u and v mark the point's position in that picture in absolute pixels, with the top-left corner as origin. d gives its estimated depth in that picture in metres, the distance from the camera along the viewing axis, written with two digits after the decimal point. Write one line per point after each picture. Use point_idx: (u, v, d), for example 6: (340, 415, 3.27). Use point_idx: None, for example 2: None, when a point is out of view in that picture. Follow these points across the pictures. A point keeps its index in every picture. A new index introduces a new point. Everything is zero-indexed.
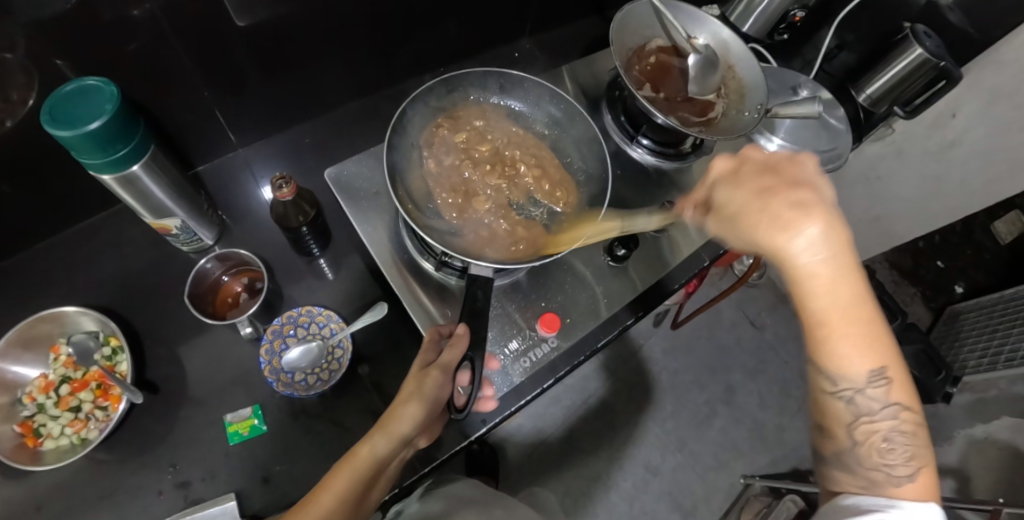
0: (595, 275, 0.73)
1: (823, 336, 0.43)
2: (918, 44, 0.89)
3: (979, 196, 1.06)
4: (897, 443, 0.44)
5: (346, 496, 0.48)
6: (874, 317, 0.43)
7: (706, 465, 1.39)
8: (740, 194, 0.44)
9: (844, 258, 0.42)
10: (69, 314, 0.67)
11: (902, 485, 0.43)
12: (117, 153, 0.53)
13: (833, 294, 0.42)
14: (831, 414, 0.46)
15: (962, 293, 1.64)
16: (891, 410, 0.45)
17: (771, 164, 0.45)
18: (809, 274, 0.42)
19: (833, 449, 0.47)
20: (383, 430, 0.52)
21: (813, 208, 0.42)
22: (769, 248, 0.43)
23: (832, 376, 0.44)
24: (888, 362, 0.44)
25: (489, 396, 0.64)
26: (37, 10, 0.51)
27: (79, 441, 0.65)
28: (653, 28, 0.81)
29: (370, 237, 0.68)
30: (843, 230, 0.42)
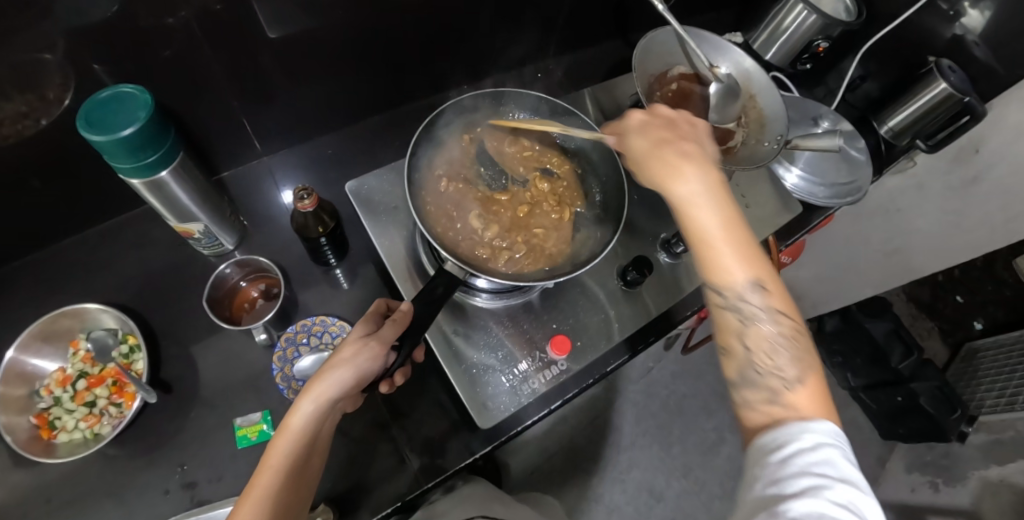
0: (608, 298, 0.74)
1: (706, 255, 0.48)
2: (943, 79, 0.89)
3: (1000, 233, 1.03)
4: (782, 348, 0.47)
5: (285, 467, 0.49)
6: (750, 239, 0.49)
7: (711, 492, 1.37)
8: (641, 141, 0.53)
9: (714, 189, 0.49)
10: (90, 310, 0.69)
11: (794, 386, 0.45)
12: (147, 159, 0.55)
13: (709, 210, 0.48)
14: (725, 329, 0.48)
15: (981, 329, 1.61)
16: (771, 319, 0.47)
17: (670, 123, 0.55)
18: (690, 200, 0.49)
19: (734, 368, 0.48)
20: (317, 402, 0.51)
21: (691, 156, 0.51)
22: (662, 187, 0.50)
23: (714, 291, 0.48)
24: (764, 273, 0.48)
25: (395, 383, 0.59)
26: (79, 17, 0.53)
27: (92, 436, 0.66)
28: (676, 55, 0.82)
29: (387, 251, 0.69)
30: (710, 171, 0.51)
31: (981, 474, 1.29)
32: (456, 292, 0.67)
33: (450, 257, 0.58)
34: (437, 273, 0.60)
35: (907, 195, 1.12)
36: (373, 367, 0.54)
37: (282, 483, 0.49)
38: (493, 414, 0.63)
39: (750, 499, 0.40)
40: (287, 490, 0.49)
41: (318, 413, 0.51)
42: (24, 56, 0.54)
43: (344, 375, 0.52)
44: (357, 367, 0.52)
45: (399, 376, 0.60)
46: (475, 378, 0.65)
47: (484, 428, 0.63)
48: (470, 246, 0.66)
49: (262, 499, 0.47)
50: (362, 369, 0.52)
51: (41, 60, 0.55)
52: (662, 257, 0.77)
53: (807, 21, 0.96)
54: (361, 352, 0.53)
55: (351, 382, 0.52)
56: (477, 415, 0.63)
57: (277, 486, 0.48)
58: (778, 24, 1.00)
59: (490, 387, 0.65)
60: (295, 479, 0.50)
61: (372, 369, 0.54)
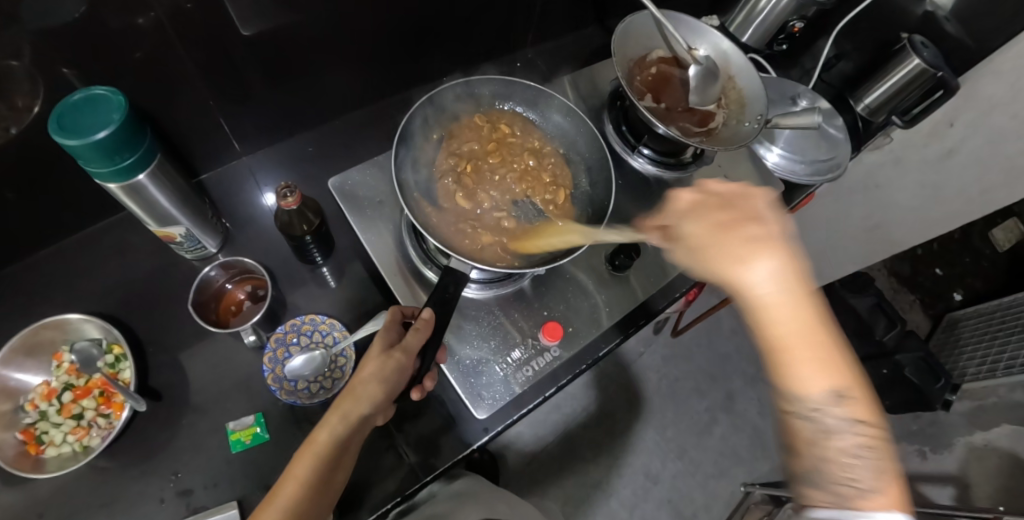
0: (596, 284, 0.74)
1: (781, 363, 0.41)
2: (915, 55, 0.90)
3: (977, 204, 1.08)
4: (863, 458, 0.40)
5: (311, 478, 0.51)
6: (833, 343, 0.42)
7: (707, 472, 1.39)
8: (699, 228, 0.45)
9: (788, 286, 0.42)
10: (73, 321, 0.67)
11: (870, 499, 0.39)
12: (124, 162, 0.54)
13: (784, 315, 0.41)
14: (795, 435, 0.42)
15: (960, 300, 1.65)
16: (856, 427, 0.40)
17: (727, 201, 0.46)
18: (762, 297, 0.42)
19: (801, 472, 0.42)
20: (346, 416, 0.53)
21: (759, 241, 0.43)
22: (726, 281, 0.43)
23: (786, 397, 0.41)
24: (848, 379, 0.41)
25: (425, 388, 0.60)
26: (42, 20, 0.52)
27: (82, 449, 0.65)
28: (655, 39, 0.82)
29: (373, 246, 0.68)
30: (783, 261, 0.42)
31: (967, 440, 1.30)
32: None
33: (452, 252, 0.56)
34: (444, 272, 0.57)
35: (885, 170, 1.14)
36: (399, 381, 0.55)
37: (308, 494, 0.51)
38: (488, 404, 0.64)
39: None
40: (313, 502, 0.51)
41: (347, 429, 0.53)
42: None
43: (372, 391, 0.53)
44: (384, 381, 0.53)
45: (427, 381, 0.61)
46: (469, 369, 0.65)
47: (479, 419, 0.64)
48: (467, 237, 0.65)
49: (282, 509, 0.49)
50: (389, 383, 0.53)
51: (9, 67, 0.53)
52: (648, 240, 0.78)
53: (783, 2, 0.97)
54: (386, 366, 0.53)
55: (379, 397, 0.53)
56: (474, 406, 0.63)
57: (301, 497, 0.50)
58: (754, 5, 1.01)
59: (484, 377, 0.65)
60: (321, 490, 0.52)
61: (398, 383, 0.55)
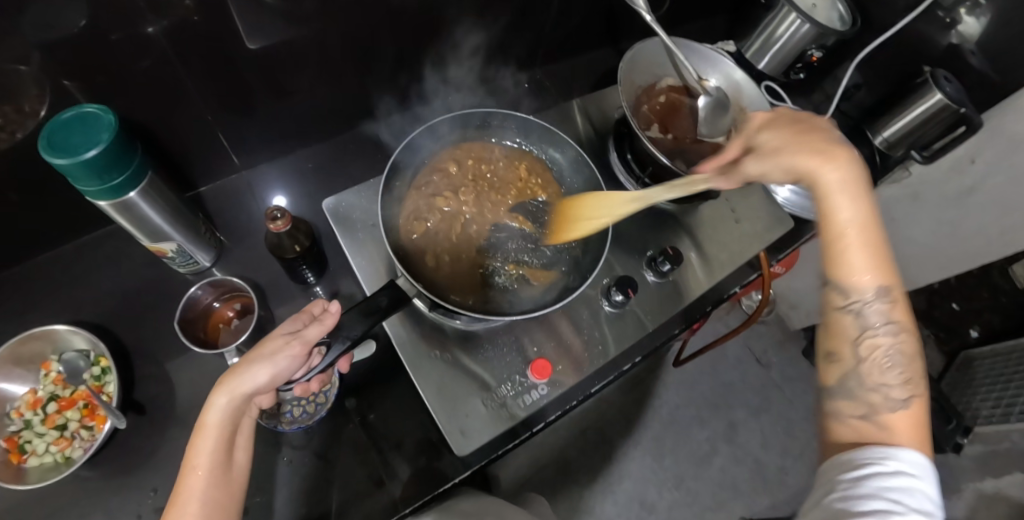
0: (592, 319, 0.72)
1: (836, 249, 0.53)
2: (939, 89, 0.87)
3: (998, 245, 1.02)
4: (895, 363, 0.51)
5: (210, 464, 0.49)
6: (884, 247, 0.53)
7: (704, 504, 1.35)
8: (780, 134, 0.56)
9: (861, 188, 0.53)
10: (60, 332, 0.66)
11: (900, 406, 0.50)
12: (113, 181, 0.53)
13: (854, 207, 0.52)
14: (841, 331, 0.53)
15: (976, 337, 1.60)
16: (892, 329, 0.52)
17: (796, 119, 0.58)
18: (836, 190, 0.53)
19: (835, 377, 0.53)
20: (232, 396, 0.49)
21: (839, 148, 0.55)
22: (811, 171, 0.53)
23: (841, 291, 0.52)
24: (892, 282, 0.52)
25: (309, 386, 0.58)
26: (47, 31, 0.51)
27: (63, 460, 0.65)
28: (665, 67, 0.81)
29: (364, 271, 0.67)
30: (860, 168, 0.54)
31: (977, 486, 1.34)
32: (433, 313, 0.65)
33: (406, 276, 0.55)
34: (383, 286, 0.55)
35: (902, 204, 1.11)
36: (296, 365, 0.52)
37: (210, 479, 0.49)
38: (472, 441, 0.62)
39: (825, 504, 0.45)
40: (222, 486, 0.49)
41: (233, 406, 0.50)
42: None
43: (261, 371, 0.50)
44: (276, 365, 0.50)
45: (315, 383, 0.59)
46: (454, 404, 0.63)
47: (460, 455, 0.62)
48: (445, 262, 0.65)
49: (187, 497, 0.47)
50: (280, 368, 0.50)
51: (17, 72, 0.53)
52: (649, 275, 0.75)
53: (801, 30, 0.94)
54: (282, 349, 0.51)
55: (266, 378, 0.50)
56: (451, 441, 0.62)
57: (205, 484, 0.48)
58: (772, 32, 0.98)
59: (468, 414, 0.63)
60: (226, 474, 0.50)
61: (295, 368, 0.52)
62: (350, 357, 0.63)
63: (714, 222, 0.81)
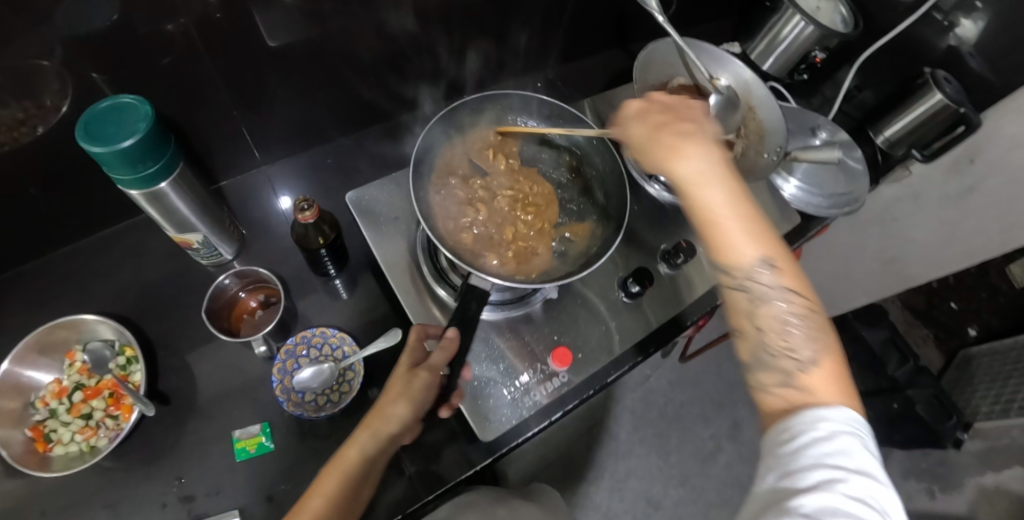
0: (608, 310, 0.74)
1: (711, 234, 0.50)
2: (938, 90, 0.90)
3: (997, 242, 1.03)
4: (796, 329, 0.48)
5: (338, 498, 0.52)
6: (756, 219, 0.50)
7: (709, 500, 1.37)
8: (639, 128, 0.56)
9: (715, 171, 0.52)
10: (88, 321, 0.68)
11: (809, 368, 0.46)
12: (147, 170, 0.54)
13: (710, 190, 0.51)
14: (737, 309, 0.50)
15: (975, 336, 1.62)
16: (786, 298, 0.49)
17: (666, 107, 0.58)
18: (691, 179, 0.52)
19: (749, 352, 0.50)
20: (376, 432, 0.54)
21: (690, 135, 0.54)
22: (666, 166, 0.54)
23: (725, 272, 0.50)
24: (774, 253, 0.49)
25: (454, 403, 0.61)
26: (75, 25, 0.53)
27: (88, 449, 0.65)
28: (676, 67, 0.83)
29: (388, 262, 0.69)
30: (716, 152, 0.53)
31: (977, 481, 1.38)
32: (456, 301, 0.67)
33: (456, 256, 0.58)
34: (467, 291, 0.60)
35: (902, 205, 1.12)
36: (425, 400, 0.56)
37: (331, 508, 0.51)
38: (495, 426, 0.63)
39: (764, 487, 0.42)
40: (339, 516, 0.52)
41: (375, 443, 0.55)
42: (22, 62, 0.53)
43: (400, 408, 0.55)
44: (413, 401, 0.55)
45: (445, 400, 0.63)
46: (478, 390, 0.64)
47: (485, 441, 0.63)
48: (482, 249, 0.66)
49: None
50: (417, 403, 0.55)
51: (39, 67, 0.54)
52: (662, 268, 0.77)
53: (805, 32, 0.96)
54: (417, 385, 0.56)
55: (406, 414, 0.55)
56: (478, 428, 0.63)
57: (323, 512, 0.51)
58: (777, 34, 1.01)
59: (492, 400, 0.64)
60: (343, 507, 0.52)
61: (424, 402, 0.56)
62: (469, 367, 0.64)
63: None
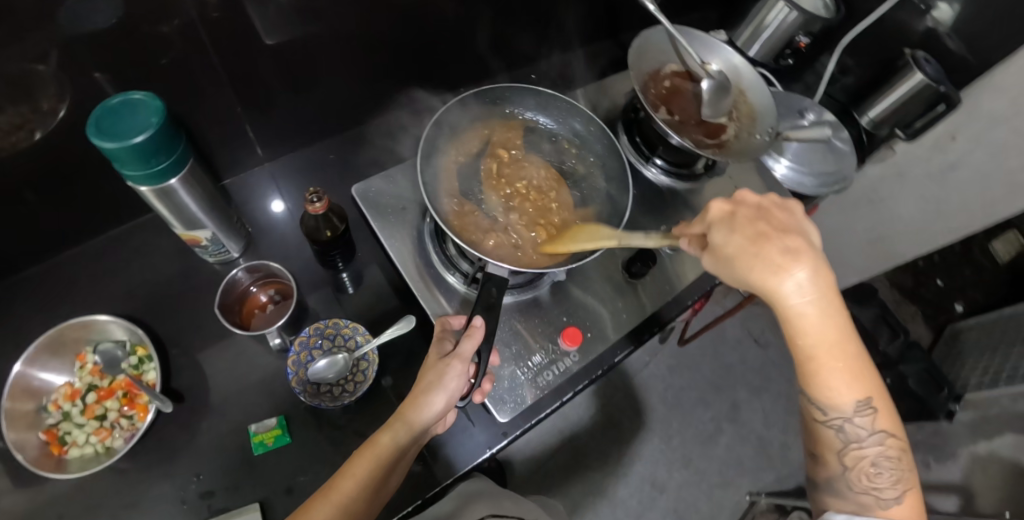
0: (613, 291, 0.76)
1: (813, 372, 0.47)
2: (918, 69, 0.93)
3: (981, 217, 1.06)
4: (884, 468, 0.48)
5: (368, 481, 0.51)
6: (859, 356, 0.48)
7: (712, 481, 1.39)
8: (735, 238, 0.49)
9: (824, 300, 0.47)
10: (99, 322, 0.68)
11: (891, 506, 0.47)
12: (160, 165, 0.55)
13: (821, 330, 0.46)
14: (824, 442, 0.49)
15: (961, 311, 1.66)
16: (878, 439, 0.48)
17: (758, 210, 0.51)
18: (800, 316, 0.46)
19: (826, 474, 0.50)
20: (410, 422, 0.53)
21: (801, 254, 0.47)
22: (767, 293, 0.48)
23: (822, 410, 0.48)
24: (873, 392, 0.47)
25: (485, 389, 0.62)
26: (73, 27, 0.53)
27: (104, 450, 0.66)
28: (667, 54, 0.85)
29: (396, 252, 0.70)
30: (828, 274, 0.47)
31: (971, 450, 1.38)
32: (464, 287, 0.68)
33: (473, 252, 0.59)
34: (485, 278, 0.61)
35: (888, 183, 1.16)
36: (458, 387, 0.55)
37: (361, 490, 0.51)
38: (511, 407, 0.65)
39: None
40: (368, 500, 0.51)
41: (410, 433, 0.53)
42: (18, 66, 0.53)
43: (435, 396, 0.54)
44: (448, 388, 0.54)
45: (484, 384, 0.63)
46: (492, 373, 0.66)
47: (502, 422, 0.65)
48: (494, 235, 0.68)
49: (341, 504, 0.50)
50: (451, 390, 0.54)
51: (34, 71, 0.54)
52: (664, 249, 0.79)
53: (789, 18, 0.99)
54: (449, 371, 0.55)
55: (442, 403, 0.54)
56: (496, 409, 0.65)
57: (354, 495, 0.50)
58: (761, 20, 1.03)
59: (506, 381, 0.66)
60: (373, 492, 0.52)
61: (457, 389, 0.55)
62: (497, 353, 0.66)
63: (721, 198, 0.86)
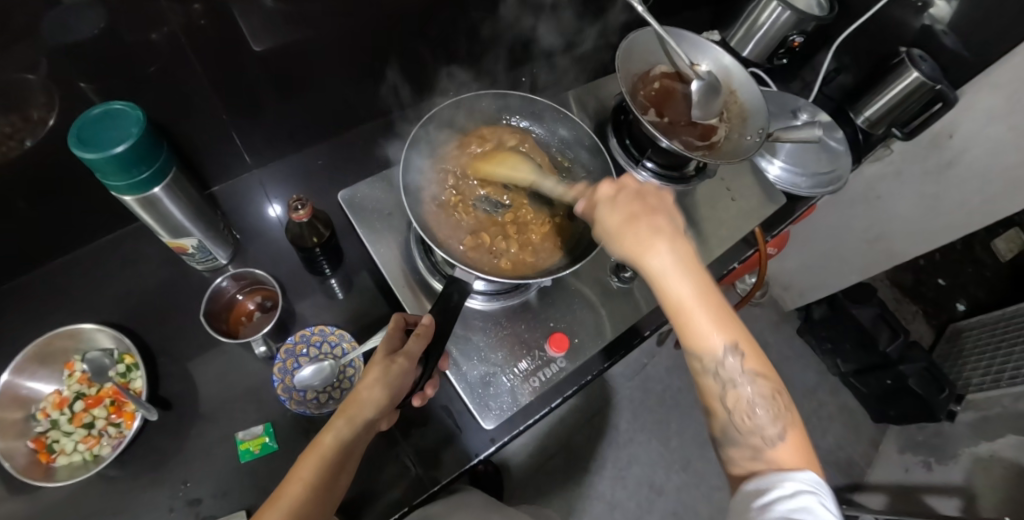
0: (602, 296, 0.75)
1: (683, 324, 0.49)
2: (914, 68, 0.91)
3: (978, 216, 1.04)
4: (761, 408, 0.48)
5: (316, 482, 0.52)
6: (724, 305, 0.50)
7: (711, 484, 1.38)
8: (615, 214, 0.52)
9: (685, 259, 0.50)
10: (86, 330, 0.68)
11: (777, 445, 0.46)
12: (140, 175, 0.55)
13: (680, 285, 0.49)
14: (707, 391, 0.49)
15: (964, 310, 1.64)
16: (750, 378, 0.48)
17: (638, 192, 0.53)
18: (662, 275, 0.49)
19: (719, 428, 0.49)
20: (352, 420, 0.54)
21: (664, 230, 0.51)
22: (633, 258, 0.50)
23: (694, 359, 0.49)
24: (741, 338, 0.49)
25: (427, 394, 0.62)
26: (58, 36, 0.53)
27: (92, 458, 0.66)
28: (658, 55, 0.84)
29: (382, 258, 0.70)
30: (683, 240, 0.51)
31: (973, 451, 1.29)
32: (437, 279, 0.68)
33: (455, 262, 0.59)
34: (449, 282, 0.61)
35: (886, 181, 1.14)
36: (402, 384, 0.56)
37: (310, 494, 0.51)
38: (496, 414, 0.65)
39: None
40: (319, 502, 0.52)
41: (353, 430, 0.54)
42: (7, 76, 0.53)
43: (378, 393, 0.55)
44: (391, 385, 0.55)
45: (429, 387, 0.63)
46: (477, 380, 0.66)
47: (487, 429, 0.64)
48: (473, 239, 0.68)
49: (291, 507, 0.50)
50: (394, 387, 0.55)
51: (25, 80, 0.54)
52: None
53: (782, 18, 0.98)
54: (391, 369, 0.55)
55: (386, 400, 0.55)
56: (481, 416, 0.64)
57: (305, 497, 0.51)
58: (754, 21, 1.02)
59: (493, 388, 0.66)
60: (324, 494, 0.52)
61: (401, 386, 0.56)
62: (446, 356, 0.65)
63: (712, 201, 0.86)
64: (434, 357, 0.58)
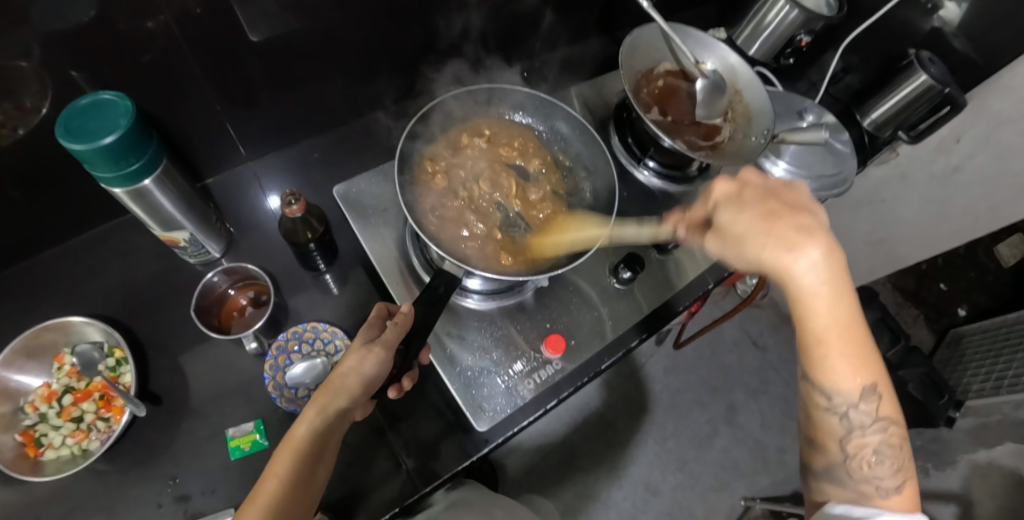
0: (600, 297, 0.74)
1: (816, 353, 0.45)
2: (923, 71, 0.90)
3: (983, 219, 1.03)
4: (884, 455, 0.46)
5: (291, 475, 0.51)
6: (868, 338, 0.45)
7: (706, 485, 1.38)
8: (745, 217, 0.46)
9: (837, 278, 0.44)
10: (75, 323, 0.67)
11: (891, 495, 0.45)
12: (128, 166, 0.54)
13: (834, 311, 0.43)
14: (826, 428, 0.47)
15: (965, 316, 1.63)
16: (880, 424, 0.46)
17: (771, 192, 0.48)
18: (812, 293, 0.43)
19: (825, 461, 0.48)
20: (325, 412, 0.53)
21: (813, 231, 0.44)
22: (775, 270, 0.44)
23: (821, 390, 0.45)
24: (878, 378, 0.45)
25: (403, 386, 0.61)
26: (52, 24, 0.51)
27: (79, 452, 0.65)
28: (662, 52, 0.82)
29: (376, 253, 0.69)
30: (838, 252, 0.44)
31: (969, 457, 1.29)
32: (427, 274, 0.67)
33: (447, 257, 0.58)
34: (437, 275, 0.60)
35: (891, 185, 1.13)
36: (378, 373, 0.55)
37: (284, 490, 0.50)
38: (490, 416, 0.64)
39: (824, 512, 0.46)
40: (295, 496, 0.51)
41: (324, 420, 0.53)
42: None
43: (352, 383, 0.54)
44: (364, 374, 0.54)
45: (406, 380, 0.62)
46: (471, 380, 0.65)
47: (480, 431, 0.63)
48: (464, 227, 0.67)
49: (266, 503, 0.49)
50: (367, 376, 0.54)
51: (17, 68, 0.53)
52: (653, 254, 0.78)
53: (789, 17, 0.96)
54: (365, 359, 0.54)
55: (360, 388, 0.54)
56: (474, 417, 0.63)
57: (279, 492, 0.50)
58: (761, 19, 1.00)
59: (485, 389, 0.65)
60: (301, 487, 0.51)
61: (378, 375, 0.55)
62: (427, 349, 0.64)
63: None
64: (413, 348, 0.57)
